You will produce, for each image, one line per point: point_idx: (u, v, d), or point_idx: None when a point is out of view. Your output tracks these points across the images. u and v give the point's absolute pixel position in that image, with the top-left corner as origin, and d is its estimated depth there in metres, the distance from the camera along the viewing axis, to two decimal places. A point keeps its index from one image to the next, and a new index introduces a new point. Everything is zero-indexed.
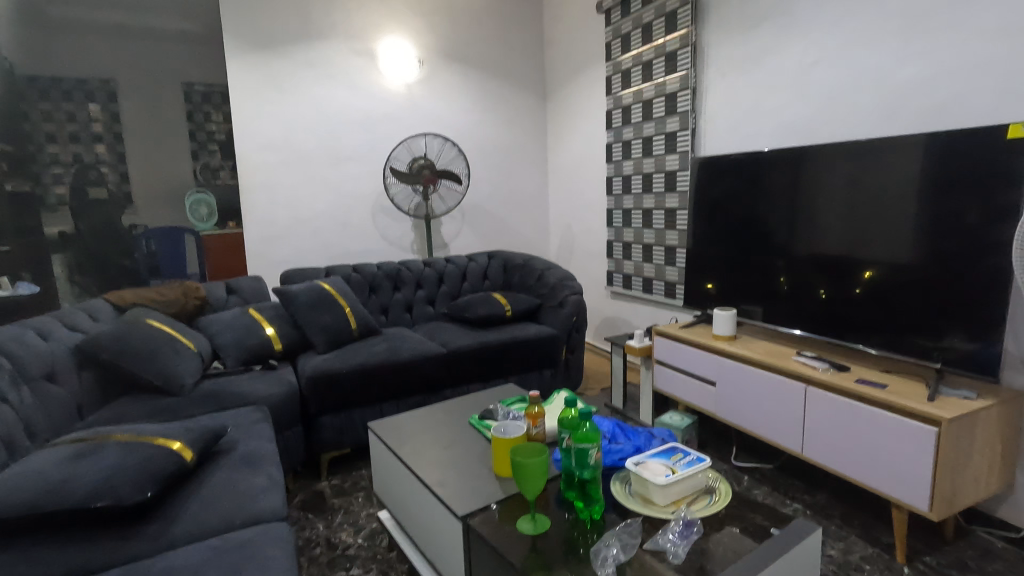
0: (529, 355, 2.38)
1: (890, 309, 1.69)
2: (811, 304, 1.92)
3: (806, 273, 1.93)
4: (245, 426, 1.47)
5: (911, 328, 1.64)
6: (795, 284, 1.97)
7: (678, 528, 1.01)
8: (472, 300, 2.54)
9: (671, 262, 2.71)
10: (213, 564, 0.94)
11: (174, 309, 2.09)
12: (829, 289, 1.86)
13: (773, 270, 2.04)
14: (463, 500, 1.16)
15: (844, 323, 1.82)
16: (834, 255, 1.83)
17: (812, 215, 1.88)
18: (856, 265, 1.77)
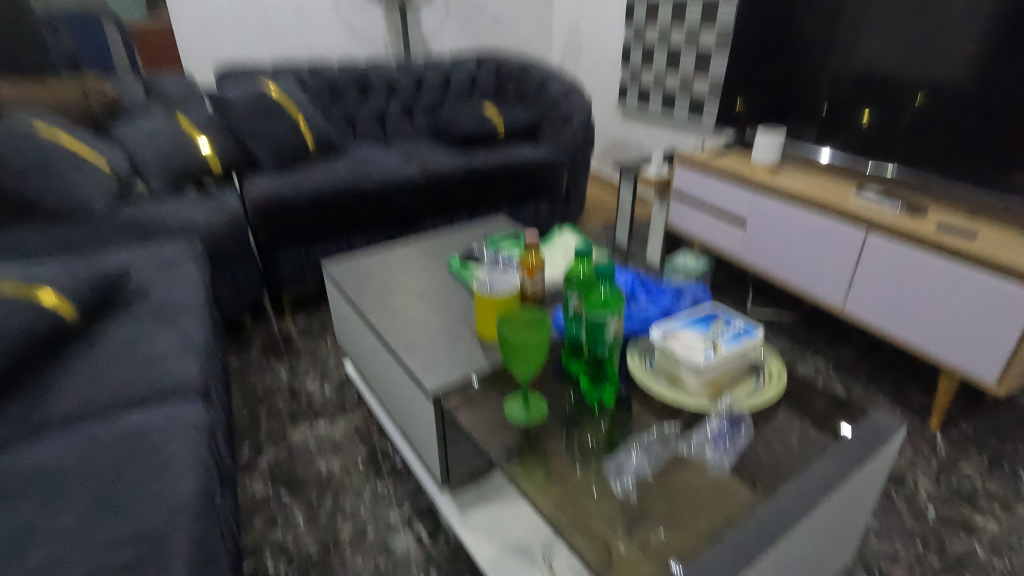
0: (523, 183, 2.01)
1: (961, 137, 1.31)
2: (855, 130, 1.52)
3: (852, 90, 1.50)
4: (162, 266, 1.15)
5: (987, 162, 1.28)
6: (837, 106, 1.54)
7: (723, 425, 0.78)
8: (456, 114, 2.08)
9: (702, 72, 2.21)
10: (88, 468, 0.68)
11: (73, 111, 1.64)
12: (875, 110, 1.46)
13: (815, 83, 1.59)
14: (437, 371, 0.90)
15: (894, 155, 1.45)
16: (902, 63, 1.38)
17: (874, 7, 1.40)
18: (933, 75, 1.33)
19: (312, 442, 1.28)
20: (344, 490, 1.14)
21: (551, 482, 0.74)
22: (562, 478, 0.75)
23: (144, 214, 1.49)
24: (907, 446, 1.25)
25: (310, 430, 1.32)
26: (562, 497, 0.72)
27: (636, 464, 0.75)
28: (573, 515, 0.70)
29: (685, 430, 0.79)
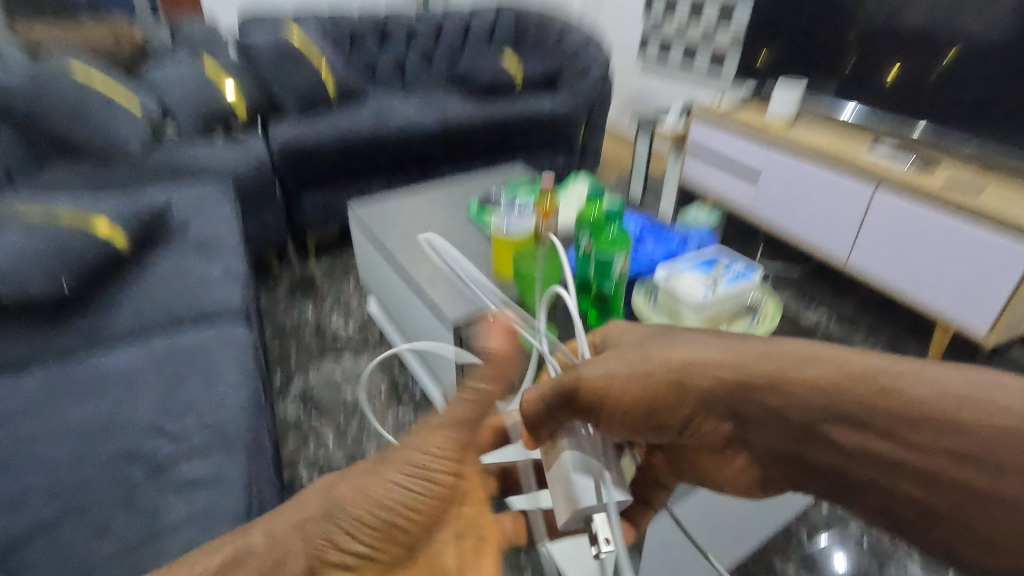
0: (543, 132, 2.06)
1: (983, 89, 1.40)
2: (879, 89, 1.60)
3: (886, 44, 1.56)
4: (199, 203, 1.22)
5: (1012, 117, 1.36)
6: (866, 60, 1.62)
7: None
8: (474, 63, 2.13)
9: (725, 21, 2.21)
10: (154, 366, 0.78)
11: (105, 54, 1.69)
12: (910, 58, 1.51)
13: (844, 39, 1.66)
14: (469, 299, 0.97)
15: (923, 113, 1.52)
16: (922, 24, 1.48)
17: None
18: (952, 35, 1.42)
19: (338, 372, 1.36)
20: (367, 413, 1.24)
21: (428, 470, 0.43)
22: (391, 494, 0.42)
23: (180, 156, 1.55)
24: None
25: (334, 361, 1.40)
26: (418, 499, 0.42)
27: None
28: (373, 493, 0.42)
29: None
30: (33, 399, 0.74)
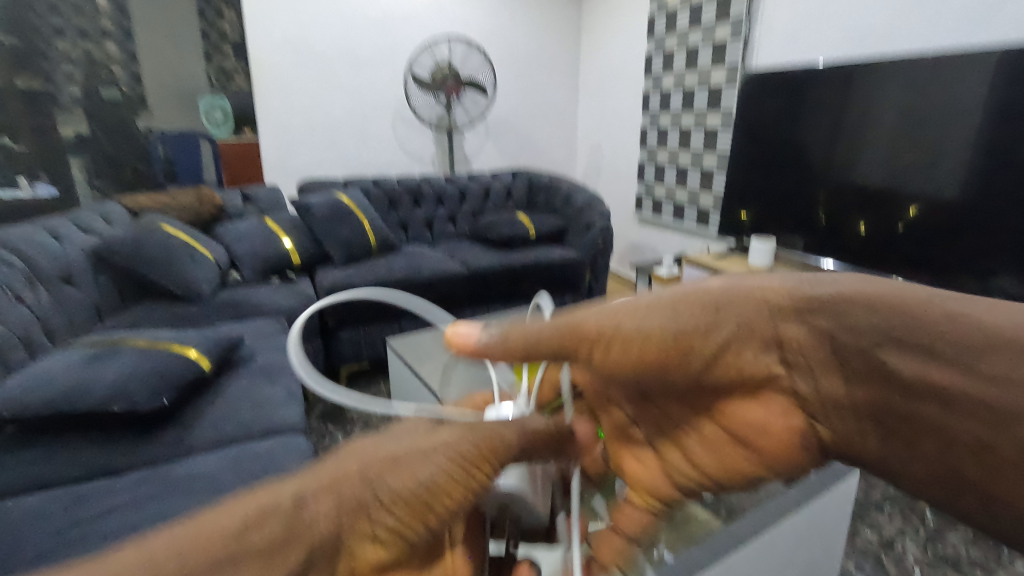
0: (554, 278, 2.33)
1: (933, 243, 1.65)
2: (850, 242, 1.88)
3: (849, 207, 1.87)
4: (262, 338, 1.44)
5: (962, 265, 1.59)
6: (834, 218, 1.92)
7: None
8: (494, 220, 2.48)
9: (706, 187, 2.59)
10: (230, 470, 0.94)
11: (188, 215, 2.03)
12: (870, 218, 1.81)
13: (814, 201, 1.98)
14: None
15: (886, 262, 1.79)
16: (875, 190, 1.78)
17: (862, 142, 1.80)
18: (901, 200, 1.71)
19: None
20: None
21: (455, 454, 0.42)
22: (419, 471, 0.39)
23: (242, 298, 1.80)
24: (898, 517, 1.38)
25: None
26: (456, 475, 0.42)
27: None
28: (415, 470, 0.39)
29: None
30: (138, 497, 0.88)
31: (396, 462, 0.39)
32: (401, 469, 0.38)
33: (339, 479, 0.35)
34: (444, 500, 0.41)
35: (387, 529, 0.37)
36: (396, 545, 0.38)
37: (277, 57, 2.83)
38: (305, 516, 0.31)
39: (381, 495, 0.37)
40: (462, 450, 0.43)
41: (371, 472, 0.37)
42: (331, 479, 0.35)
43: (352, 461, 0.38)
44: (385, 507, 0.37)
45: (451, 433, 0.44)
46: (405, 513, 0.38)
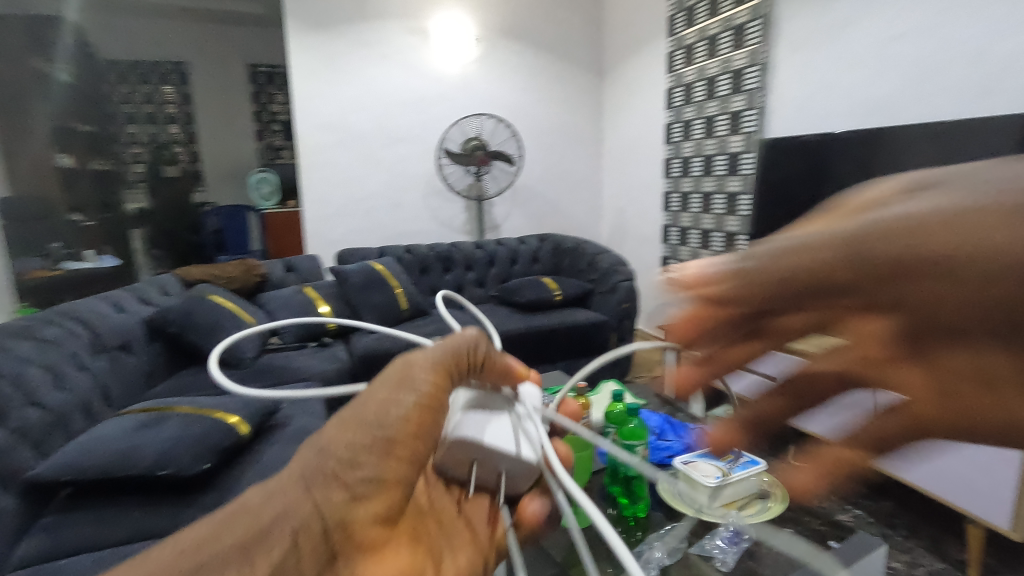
0: (580, 340, 2.37)
1: None
2: None
3: None
4: (298, 402, 1.52)
5: None
6: None
7: (728, 534, 0.99)
8: (521, 284, 2.56)
9: (730, 248, 2.63)
10: None
11: (236, 285, 2.18)
12: None
13: None
14: None
15: None
16: None
17: None
18: None
19: None
20: None
21: (400, 397, 0.48)
22: (368, 417, 0.46)
23: (280, 363, 1.90)
24: None
25: None
26: (419, 413, 0.48)
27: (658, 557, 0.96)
28: (353, 438, 0.45)
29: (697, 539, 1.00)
30: None
31: (334, 443, 0.44)
32: (351, 427, 0.46)
33: (262, 522, 0.41)
34: (415, 434, 0.47)
35: (371, 482, 0.44)
36: (393, 484, 0.45)
37: (319, 136, 3.02)
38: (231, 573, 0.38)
39: (329, 474, 0.43)
40: (405, 398, 0.48)
41: (307, 477, 0.43)
42: (248, 527, 0.41)
43: (283, 485, 0.43)
44: (343, 482, 0.43)
45: (385, 388, 0.49)
46: (388, 456, 0.45)
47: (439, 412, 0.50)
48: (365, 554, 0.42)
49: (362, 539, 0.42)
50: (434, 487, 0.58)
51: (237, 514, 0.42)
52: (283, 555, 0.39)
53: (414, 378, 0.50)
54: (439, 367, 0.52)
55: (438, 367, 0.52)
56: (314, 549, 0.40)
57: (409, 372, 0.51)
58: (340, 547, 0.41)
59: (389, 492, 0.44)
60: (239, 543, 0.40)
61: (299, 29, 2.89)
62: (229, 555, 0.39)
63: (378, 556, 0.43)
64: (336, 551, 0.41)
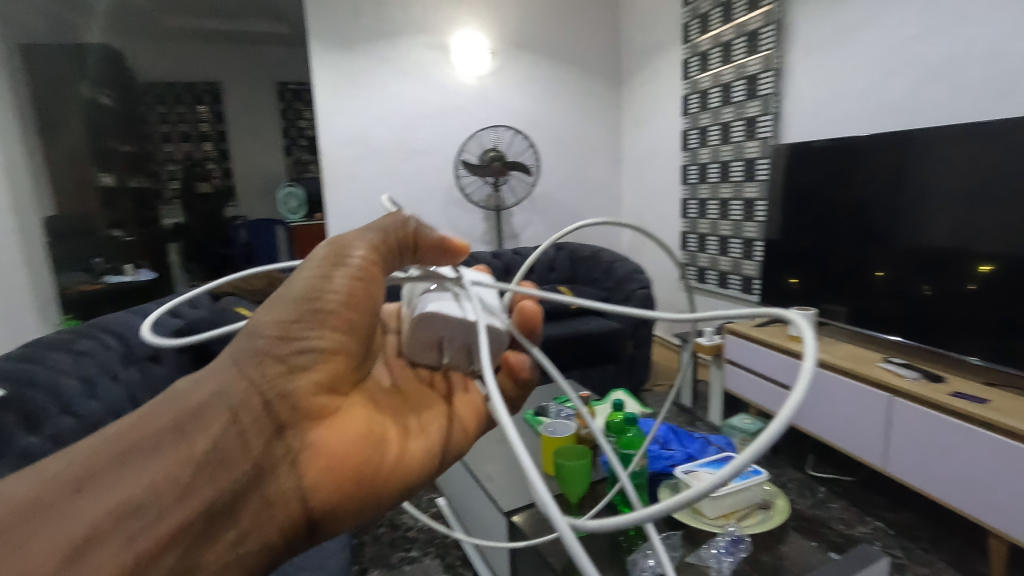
0: (596, 349, 2.38)
1: (1010, 306, 1.47)
2: (911, 302, 1.73)
3: (909, 268, 1.74)
4: None
5: None
6: (894, 279, 1.78)
7: (727, 543, 1.00)
8: (536, 293, 2.59)
9: (748, 255, 2.60)
10: None
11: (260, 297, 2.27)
12: (934, 279, 1.66)
13: (868, 261, 1.87)
14: (522, 493, 1.22)
15: (945, 325, 1.64)
16: (938, 248, 1.64)
17: (925, 204, 1.66)
18: (967, 259, 1.56)
19: (406, 564, 1.52)
20: None
21: (330, 274, 0.52)
22: (295, 292, 0.50)
23: None
24: None
25: (403, 557, 1.55)
26: (352, 289, 0.53)
27: (652, 565, 0.97)
28: (282, 317, 0.48)
29: (694, 550, 1.00)
30: None
31: (264, 322, 0.48)
32: (275, 304, 0.49)
33: (199, 401, 0.43)
34: (349, 307, 0.52)
35: (308, 356, 0.49)
36: (332, 356, 0.51)
37: (342, 151, 3.11)
38: (169, 447, 0.40)
39: (262, 352, 0.47)
40: (337, 275, 0.52)
41: (239, 358, 0.46)
42: (184, 407, 0.42)
43: (214, 367, 0.46)
44: (279, 359, 0.47)
45: (316, 267, 0.52)
46: (323, 328, 0.50)
47: (373, 286, 0.55)
48: (314, 418, 0.49)
49: (308, 405, 0.48)
50: (402, 371, 0.67)
51: (169, 399, 0.43)
52: (225, 430, 0.42)
53: (347, 257, 0.53)
54: (369, 246, 0.56)
55: (367, 245, 0.55)
56: (261, 425, 0.45)
57: (343, 253, 0.53)
58: (286, 417, 0.47)
59: (328, 363, 0.50)
60: (173, 424, 0.41)
61: (322, 48, 2.99)
62: (163, 435, 0.40)
63: (326, 420, 0.50)
64: (283, 421, 0.47)
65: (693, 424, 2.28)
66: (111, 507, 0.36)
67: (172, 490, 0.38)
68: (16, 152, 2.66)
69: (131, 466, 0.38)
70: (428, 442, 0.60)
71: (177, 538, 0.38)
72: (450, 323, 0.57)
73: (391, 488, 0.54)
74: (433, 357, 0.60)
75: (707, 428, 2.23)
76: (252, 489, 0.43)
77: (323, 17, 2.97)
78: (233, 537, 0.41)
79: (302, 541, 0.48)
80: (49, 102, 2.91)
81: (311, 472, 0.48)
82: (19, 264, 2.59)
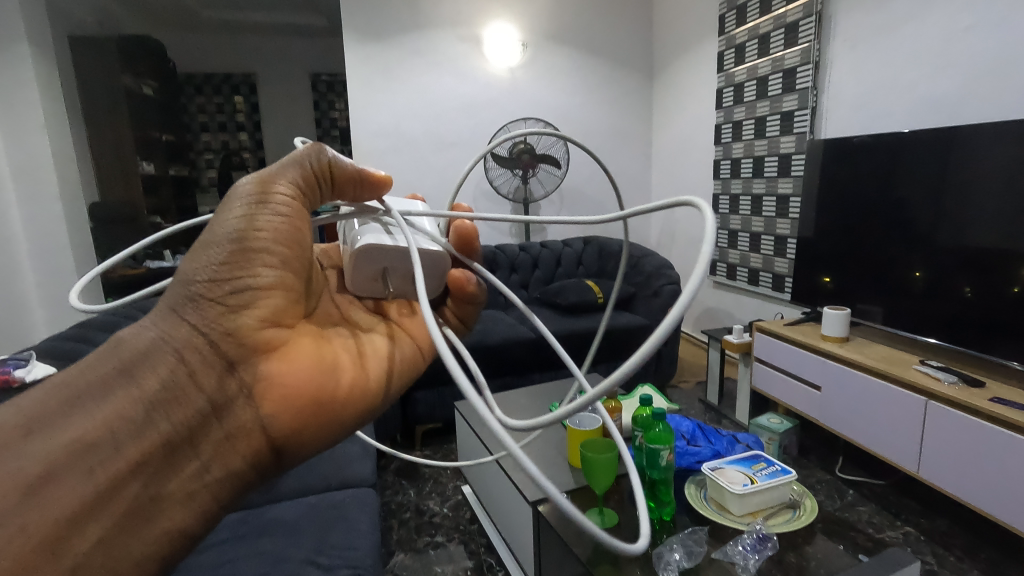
0: (622, 344, 2.37)
1: None
2: (952, 304, 1.68)
3: (950, 270, 1.69)
4: None
5: None
6: (933, 279, 1.73)
7: (752, 541, 1.00)
8: (563, 286, 2.59)
9: (781, 252, 2.56)
10: (312, 517, 1.09)
11: None
12: (976, 281, 1.61)
13: (906, 261, 1.82)
14: (549, 483, 1.24)
15: (987, 328, 1.59)
16: (983, 250, 1.59)
17: (969, 204, 1.61)
18: (1012, 261, 1.51)
19: (431, 549, 1.56)
20: None
21: (256, 214, 0.52)
22: (220, 234, 0.50)
23: None
24: None
25: (428, 540, 1.59)
26: (281, 225, 0.53)
27: (677, 559, 0.98)
28: (211, 260, 0.49)
29: (719, 545, 1.00)
30: (236, 533, 1.05)
31: (195, 267, 0.49)
32: (201, 248, 0.49)
33: (142, 347, 0.45)
34: (280, 242, 0.53)
35: (246, 294, 0.50)
36: (272, 291, 0.52)
37: (374, 143, 3.15)
38: (120, 391, 0.43)
39: (197, 297, 0.48)
40: (263, 213, 0.52)
41: (176, 306, 0.48)
42: (128, 356, 0.45)
43: (153, 316, 0.47)
44: (216, 300, 0.49)
45: (240, 207, 0.52)
46: (256, 266, 0.51)
47: (302, 222, 0.56)
48: (264, 351, 0.51)
49: (254, 340, 0.51)
50: (351, 304, 0.69)
51: (111, 349, 0.45)
52: (172, 372, 0.45)
53: (271, 195, 0.54)
54: (293, 182, 0.56)
55: (291, 180, 0.56)
56: (209, 364, 0.47)
57: (267, 191, 0.53)
58: (235, 354, 0.49)
59: (269, 298, 0.52)
60: (119, 371, 0.44)
61: (355, 41, 3.02)
62: (111, 380, 0.43)
63: (276, 353, 0.53)
64: (231, 358, 0.49)
65: (719, 422, 2.26)
66: (68, 446, 0.40)
67: (126, 428, 0.42)
68: (67, 138, 2.76)
69: (83, 409, 0.42)
70: (381, 365, 0.63)
71: (138, 467, 0.42)
72: (387, 254, 0.62)
73: (349, 411, 0.58)
74: (377, 288, 0.65)
75: (733, 427, 2.21)
76: (211, 423, 0.47)
77: (356, 9, 2.99)
78: (196, 465, 0.46)
79: (269, 464, 0.52)
80: None
81: (268, 402, 0.51)
82: (67, 248, 2.70)
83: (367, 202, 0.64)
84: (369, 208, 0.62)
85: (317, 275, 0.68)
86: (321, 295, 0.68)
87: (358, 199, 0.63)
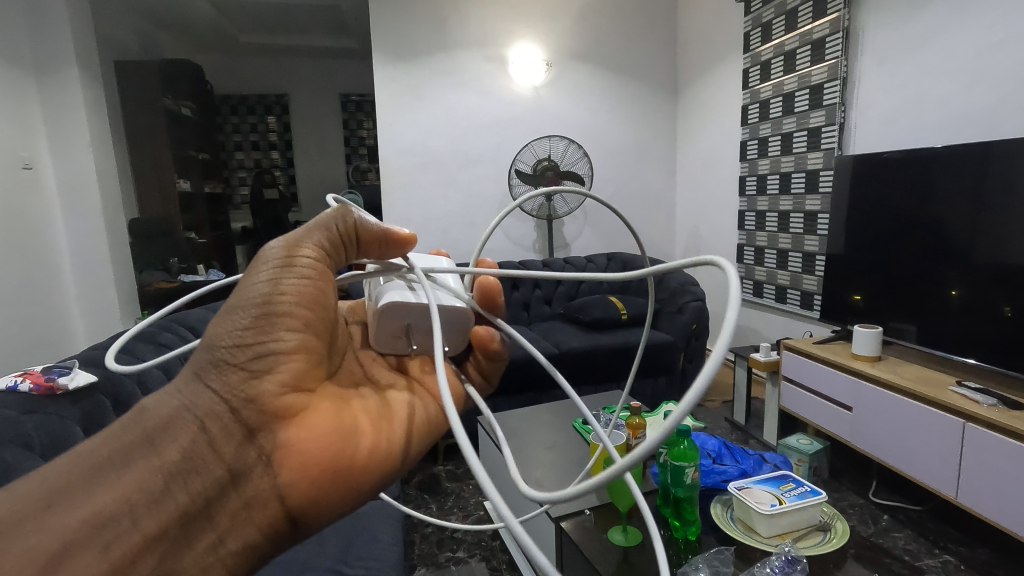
0: (646, 361, 2.35)
1: None
2: (991, 324, 1.63)
3: (988, 288, 1.63)
4: None
5: None
6: (970, 298, 1.68)
7: (782, 562, 0.97)
8: (587, 302, 2.59)
9: (809, 269, 2.52)
10: (337, 528, 1.10)
11: None
12: (1016, 301, 1.56)
13: (941, 279, 1.77)
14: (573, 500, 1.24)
15: None
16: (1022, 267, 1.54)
17: (1007, 220, 1.56)
18: None
19: (453, 564, 1.55)
20: None
21: (280, 278, 0.53)
22: (245, 298, 0.51)
23: None
24: None
25: (451, 556, 1.59)
26: (305, 288, 0.54)
27: None
28: (235, 326, 0.50)
29: (747, 566, 0.98)
30: None
31: (219, 333, 0.50)
32: (227, 314, 0.51)
33: (164, 416, 0.47)
34: (303, 306, 0.53)
35: (268, 359, 0.51)
36: (295, 355, 0.52)
37: (402, 161, 3.22)
38: (141, 460, 0.45)
39: (221, 362, 0.49)
40: (288, 277, 0.53)
41: (200, 372, 0.49)
42: (150, 424, 0.46)
43: (177, 383, 0.48)
44: (239, 365, 0.49)
45: (266, 272, 0.53)
46: (279, 330, 0.51)
47: (326, 284, 0.57)
48: (283, 418, 0.51)
49: (275, 406, 0.51)
50: (373, 362, 0.71)
51: (135, 417, 0.47)
52: (192, 442, 0.46)
53: (297, 258, 0.55)
54: (317, 244, 0.57)
55: (316, 243, 0.57)
56: (229, 432, 0.48)
57: (292, 255, 0.55)
58: (254, 421, 0.49)
59: (291, 362, 0.52)
60: (141, 439, 0.46)
61: (385, 61, 3.11)
62: (132, 450, 0.45)
63: (297, 418, 0.52)
64: (251, 425, 0.49)
65: (746, 442, 2.22)
66: (85, 519, 0.41)
67: (144, 500, 0.43)
68: (110, 157, 2.89)
69: (104, 480, 0.43)
70: (404, 427, 0.62)
71: (153, 542, 0.43)
72: (410, 310, 0.63)
73: (369, 478, 0.56)
74: (400, 345, 0.67)
75: (760, 447, 2.16)
76: (228, 492, 0.47)
77: (385, 30, 3.08)
78: (211, 538, 0.46)
79: (285, 535, 0.51)
80: (136, 116, 3.17)
81: (287, 470, 0.50)
82: (107, 262, 2.81)
83: (392, 259, 0.66)
84: (393, 266, 0.63)
85: (342, 334, 0.70)
86: (345, 355, 0.69)
87: (383, 258, 0.64)
